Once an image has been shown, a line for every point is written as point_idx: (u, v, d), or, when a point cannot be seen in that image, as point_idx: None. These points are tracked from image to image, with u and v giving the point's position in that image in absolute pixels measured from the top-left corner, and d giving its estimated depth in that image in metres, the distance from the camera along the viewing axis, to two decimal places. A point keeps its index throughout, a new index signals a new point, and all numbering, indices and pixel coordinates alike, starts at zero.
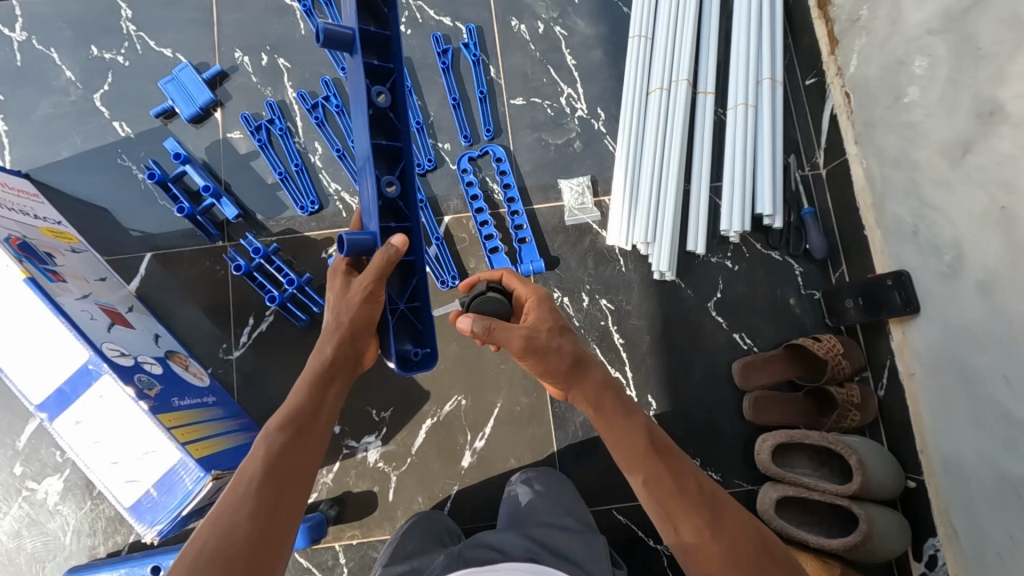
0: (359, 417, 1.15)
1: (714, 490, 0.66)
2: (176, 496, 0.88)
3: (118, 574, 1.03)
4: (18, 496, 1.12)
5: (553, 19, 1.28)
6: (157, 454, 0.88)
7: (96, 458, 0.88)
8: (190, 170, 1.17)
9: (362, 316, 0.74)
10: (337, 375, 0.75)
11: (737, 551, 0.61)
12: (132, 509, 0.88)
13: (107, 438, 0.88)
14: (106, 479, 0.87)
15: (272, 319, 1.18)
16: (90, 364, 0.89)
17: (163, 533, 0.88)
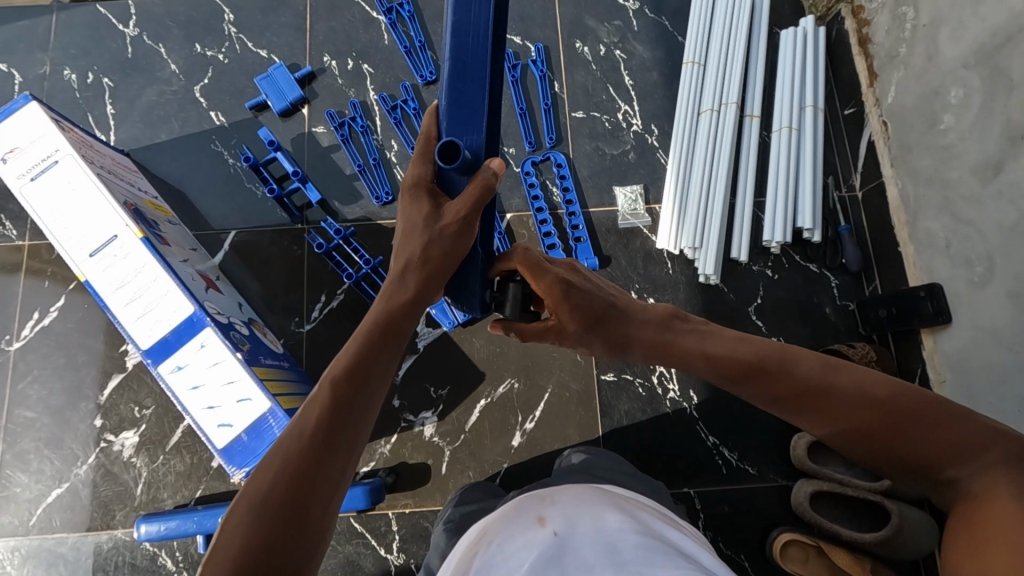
0: (418, 393, 1.23)
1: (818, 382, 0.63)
2: (263, 442, 0.98)
3: (187, 524, 1.08)
4: (95, 447, 1.20)
5: (614, 43, 1.42)
6: (250, 403, 0.98)
7: (195, 402, 0.97)
8: (281, 157, 1.28)
9: (449, 246, 0.72)
10: (408, 317, 0.71)
11: (858, 429, 0.60)
12: (223, 451, 0.98)
13: (205, 385, 0.98)
14: (203, 422, 0.97)
15: (343, 297, 1.27)
16: (195, 316, 0.98)
17: (249, 475, 0.99)
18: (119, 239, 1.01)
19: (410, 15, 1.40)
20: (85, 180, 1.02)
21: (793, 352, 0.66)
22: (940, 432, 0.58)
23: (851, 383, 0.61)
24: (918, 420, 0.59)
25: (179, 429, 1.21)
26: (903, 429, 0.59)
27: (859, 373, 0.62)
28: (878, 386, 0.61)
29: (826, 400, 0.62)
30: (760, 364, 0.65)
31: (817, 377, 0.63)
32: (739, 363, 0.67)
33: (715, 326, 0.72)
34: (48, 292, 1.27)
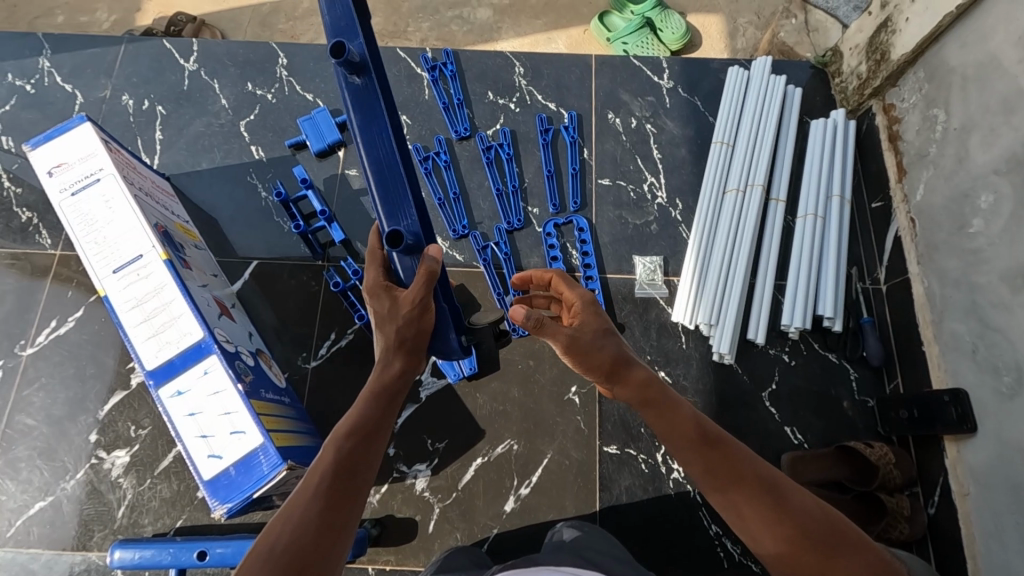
0: (415, 444, 1.20)
1: (774, 476, 0.65)
2: (250, 478, 0.95)
3: (160, 555, 1.05)
4: (86, 462, 1.19)
5: (645, 118, 1.45)
6: (244, 437, 0.96)
7: (188, 429, 0.96)
8: (311, 195, 1.32)
9: (417, 328, 0.77)
10: (397, 388, 0.75)
11: (791, 548, 0.61)
12: (208, 483, 0.95)
13: (203, 412, 0.97)
14: (193, 451, 0.96)
15: (353, 337, 1.27)
16: (203, 342, 0.99)
17: (230, 511, 0.96)
18: (144, 259, 1.03)
19: (452, 75, 1.47)
20: (122, 199, 1.06)
21: (748, 451, 0.67)
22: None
23: (799, 501, 0.64)
24: (853, 555, 0.61)
25: (171, 454, 1.19)
26: (830, 559, 0.61)
27: (810, 495, 0.65)
28: (827, 517, 0.63)
29: (782, 495, 0.63)
30: (724, 445, 0.67)
31: (766, 475, 0.65)
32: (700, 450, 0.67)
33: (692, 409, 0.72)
34: (70, 302, 1.30)
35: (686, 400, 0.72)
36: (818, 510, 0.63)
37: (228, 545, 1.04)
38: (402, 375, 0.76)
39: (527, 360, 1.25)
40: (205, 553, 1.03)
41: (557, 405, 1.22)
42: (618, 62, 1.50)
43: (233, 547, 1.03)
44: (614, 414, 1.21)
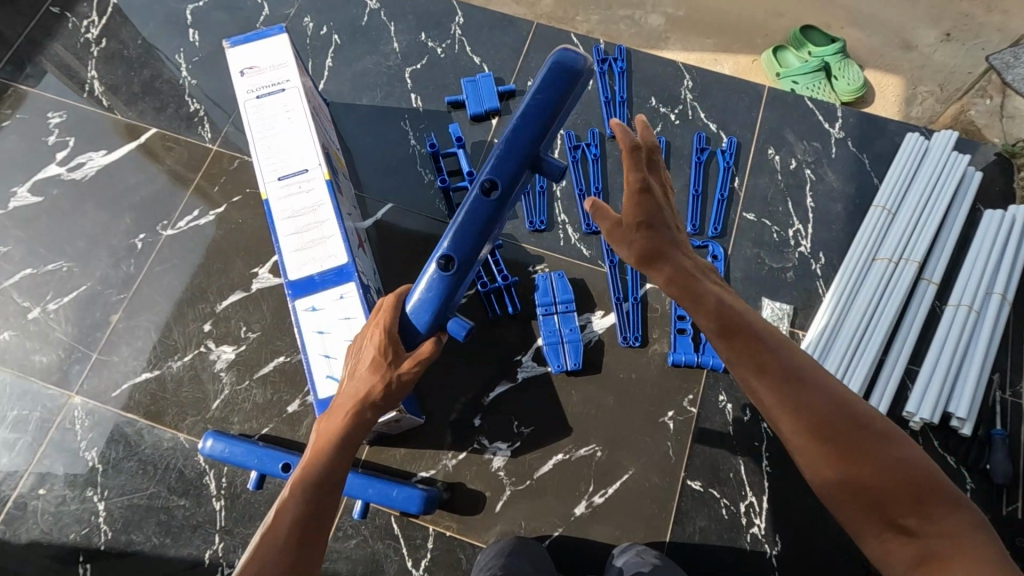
0: (501, 421, 1.19)
1: (803, 367, 0.72)
2: None
3: (247, 457, 1.09)
4: (195, 348, 1.24)
5: (807, 162, 1.40)
6: None
7: (314, 346, 0.98)
8: (461, 154, 1.34)
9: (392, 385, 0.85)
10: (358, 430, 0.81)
11: (814, 432, 0.69)
12: (319, 402, 0.97)
13: (331, 333, 0.99)
14: (314, 367, 0.98)
15: (466, 301, 1.27)
16: (346, 268, 1.01)
17: None
18: (309, 175, 1.07)
19: (621, 72, 1.46)
20: (302, 113, 1.10)
21: (778, 341, 0.74)
22: (905, 477, 0.65)
23: (838, 401, 0.69)
24: (882, 447, 0.67)
25: (272, 363, 1.23)
26: (852, 446, 0.67)
27: (832, 382, 0.71)
28: (846, 402, 0.69)
29: (802, 386, 0.71)
30: (744, 338, 0.75)
31: (799, 369, 0.72)
32: (734, 345, 0.76)
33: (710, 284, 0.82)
34: (215, 196, 1.36)
35: (710, 291, 0.80)
36: (834, 394, 0.70)
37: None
38: (367, 420, 0.82)
39: (629, 372, 1.23)
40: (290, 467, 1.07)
41: (649, 424, 1.19)
42: (791, 99, 1.45)
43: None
44: (705, 451, 1.17)
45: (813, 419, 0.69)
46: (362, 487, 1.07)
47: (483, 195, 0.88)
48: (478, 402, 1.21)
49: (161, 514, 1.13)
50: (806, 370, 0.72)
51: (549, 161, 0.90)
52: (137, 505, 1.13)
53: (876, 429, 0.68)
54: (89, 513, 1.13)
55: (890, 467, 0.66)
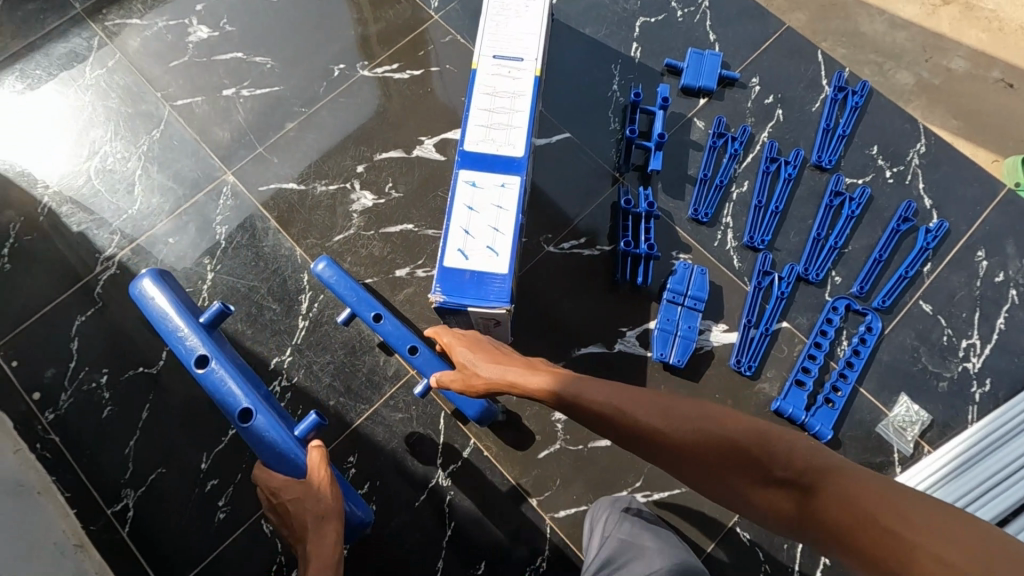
0: (580, 380, 1.15)
1: (617, 402, 0.69)
2: (475, 293, 0.92)
3: (348, 292, 1.08)
4: (341, 183, 1.28)
5: (1016, 282, 1.22)
6: (494, 256, 0.94)
7: (459, 216, 0.95)
8: (659, 116, 1.28)
9: (325, 505, 0.80)
10: (325, 543, 0.76)
11: (668, 456, 0.66)
12: (442, 268, 0.93)
13: (480, 213, 0.96)
14: (450, 235, 0.94)
15: (597, 254, 1.24)
16: (518, 161, 0.99)
17: (440, 305, 0.92)
18: (522, 64, 1.06)
19: (853, 107, 1.33)
20: (539, 9, 1.10)
21: (577, 383, 0.72)
22: (712, 430, 0.64)
23: (631, 403, 0.68)
24: (711, 423, 0.64)
25: (400, 226, 1.25)
26: (701, 447, 0.64)
27: (638, 396, 0.69)
28: (657, 411, 0.66)
29: (637, 425, 0.67)
30: (572, 398, 0.72)
31: (602, 405, 0.70)
32: (490, 380, 0.82)
33: (517, 365, 0.81)
34: (416, 59, 1.39)
35: (530, 373, 0.78)
36: (651, 411, 0.67)
37: (394, 330, 1.06)
38: (334, 544, 0.77)
39: (726, 397, 1.14)
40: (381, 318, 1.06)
41: None
42: None
43: (398, 336, 1.06)
44: None
45: (656, 445, 0.66)
46: (435, 371, 1.06)
47: (201, 369, 0.88)
48: (566, 351, 1.17)
49: (252, 307, 1.19)
50: (591, 392, 0.71)
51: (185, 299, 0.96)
52: (237, 290, 1.20)
53: (699, 435, 0.63)
54: (198, 278, 1.21)
55: (735, 443, 0.62)
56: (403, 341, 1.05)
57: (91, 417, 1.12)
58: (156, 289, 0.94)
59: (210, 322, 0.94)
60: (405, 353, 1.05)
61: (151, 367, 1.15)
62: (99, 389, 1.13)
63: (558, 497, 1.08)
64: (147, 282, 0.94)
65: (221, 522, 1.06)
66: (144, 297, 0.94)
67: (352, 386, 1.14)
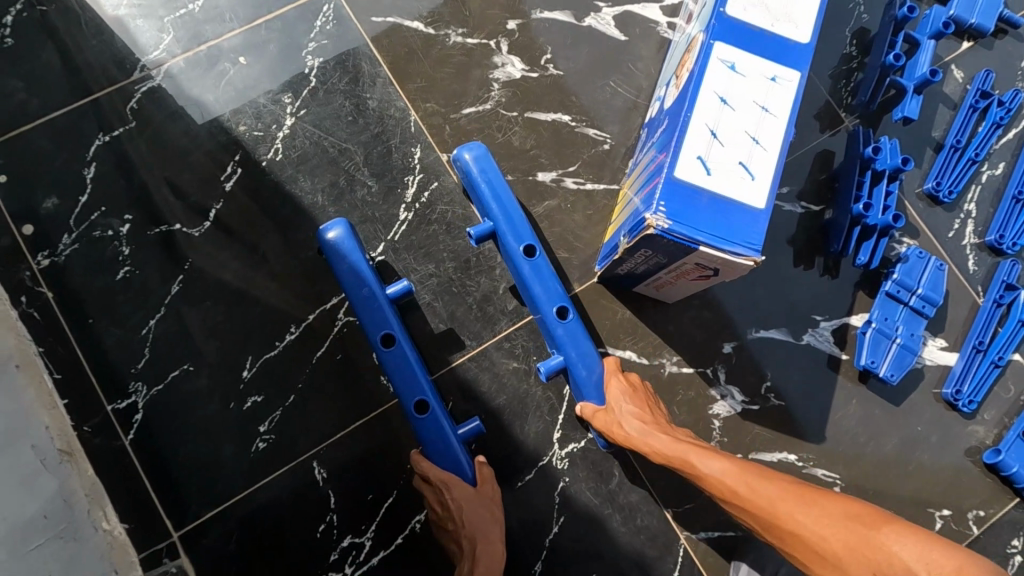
0: (751, 370, 0.88)
1: (728, 479, 0.65)
2: (711, 226, 0.62)
3: (492, 206, 0.77)
4: (483, 38, 0.93)
5: None
6: (747, 179, 0.63)
7: (706, 110, 0.64)
8: (927, 50, 0.92)
9: (493, 520, 0.74)
10: (494, 554, 0.73)
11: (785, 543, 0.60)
12: (669, 180, 0.62)
13: (734, 111, 0.64)
14: (688, 134, 0.63)
15: (799, 214, 0.93)
16: (797, 49, 0.67)
17: (655, 233, 0.63)
18: None
19: None
20: None
21: (683, 446, 0.70)
22: (863, 543, 0.54)
23: (738, 482, 0.64)
24: (856, 527, 0.55)
25: (552, 116, 0.92)
26: (839, 545, 0.56)
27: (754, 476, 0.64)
28: (770, 495, 0.62)
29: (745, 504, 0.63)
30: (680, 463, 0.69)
31: (716, 479, 0.66)
32: (658, 451, 0.71)
33: (626, 412, 0.74)
34: None
35: (634, 422, 0.73)
36: (755, 487, 0.63)
37: (545, 280, 0.76)
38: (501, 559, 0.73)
39: (928, 433, 0.89)
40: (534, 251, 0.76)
41: (912, 505, 0.86)
42: None
43: (547, 290, 0.76)
44: None
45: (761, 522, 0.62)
46: (578, 354, 0.76)
47: (387, 348, 0.73)
48: (740, 331, 0.89)
49: (340, 178, 0.87)
50: (712, 468, 0.66)
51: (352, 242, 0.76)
52: (322, 150, 0.87)
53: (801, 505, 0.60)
54: (271, 121, 0.87)
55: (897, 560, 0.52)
56: (551, 299, 0.76)
57: (102, 276, 0.81)
58: (351, 245, 0.75)
59: (395, 297, 0.76)
60: (549, 315, 0.76)
61: (191, 227, 0.83)
62: (116, 241, 0.82)
63: (700, 513, 0.83)
64: (334, 238, 0.75)
65: (259, 455, 0.78)
66: (337, 250, 0.75)
67: (458, 313, 0.85)
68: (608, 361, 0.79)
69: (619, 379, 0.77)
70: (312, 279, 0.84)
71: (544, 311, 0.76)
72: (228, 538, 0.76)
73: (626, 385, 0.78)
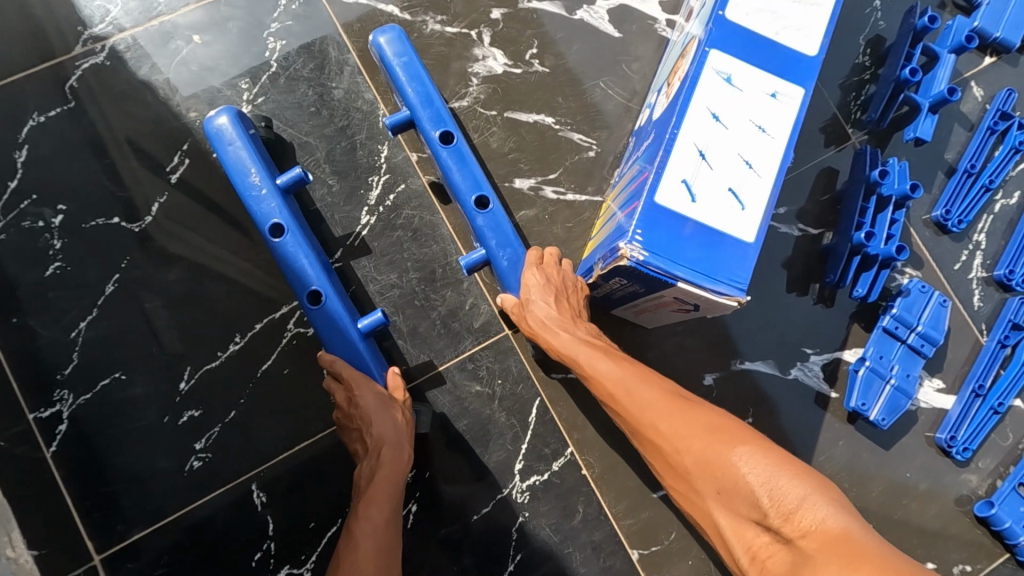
0: (732, 405, 0.82)
1: (607, 382, 0.62)
2: (693, 260, 0.55)
3: (406, 97, 0.72)
4: (464, 27, 0.85)
5: None
6: (738, 209, 0.56)
7: (696, 128, 0.57)
8: (946, 66, 0.85)
9: (399, 426, 0.68)
10: (391, 451, 0.67)
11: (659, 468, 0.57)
12: (649, 206, 0.55)
13: (727, 131, 0.57)
14: (674, 155, 0.56)
15: (796, 237, 0.86)
16: (803, 62, 0.59)
17: (630, 264, 0.56)
18: None
19: None
20: None
21: (570, 341, 0.66)
22: (711, 452, 0.51)
23: (619, 387, 0.61)
24: (705, 435, 0.53)
25: (534, 117, 0.84)
26: (685, 449, 0.53)
27: (627, 377, 0.61)
28: (638, 400, 0.59)
29: (618, 402, 0.61)
30: (564, 352, 0.66)
31: (606, 395, 0.62)
32: (555, 347, 0.67)
33: (529, 305, 0.69)
34: None
35: (534, 309, 0.69)
36: (627, 394, 0.60)
37: (465, 165, 0.71)
38: (398, 450, 0.67)
39: (917, 481, 0.83)
40: (449, 137, 0.71)
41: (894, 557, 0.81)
42: None
43: (466, 176, 0.71)
44: None
45: (628, 411, 0.60)
46: (498, 244, 0.72)
47: (276, 238, 0.68)
48: (723, 362, 0.82)
49: None
50: (597, 367, 0.63)
51: (243, 123, 0.70)
52: (280, 143, 0.80)
53: (669, 414, 0.56)
54: None
55: (733, 479, 0.49)
56: (470, 187, 0.71)
57: (31, 271, 0.74)
58: (238, 133, 0.69)
59: (287, 187, 0.70)
60: (466, 204, 0.71)
61: (131, 222, 0.76)
62: (47, 233, 0.75)
63: (668, 558, 0.77)
64: (222, 122, 0.69)
65: (193, 474, 0.72)
66: (220, 138, 0.69)
67: (419, 329, 0.78)
68: (531, 250, 0.72)
69: (535, 260, 0.71)
70: (261, 285, 0.77)
71: (462, 201, 0.71)
72: (155, 563, 0.71)
73: (539, 265, 0.71)
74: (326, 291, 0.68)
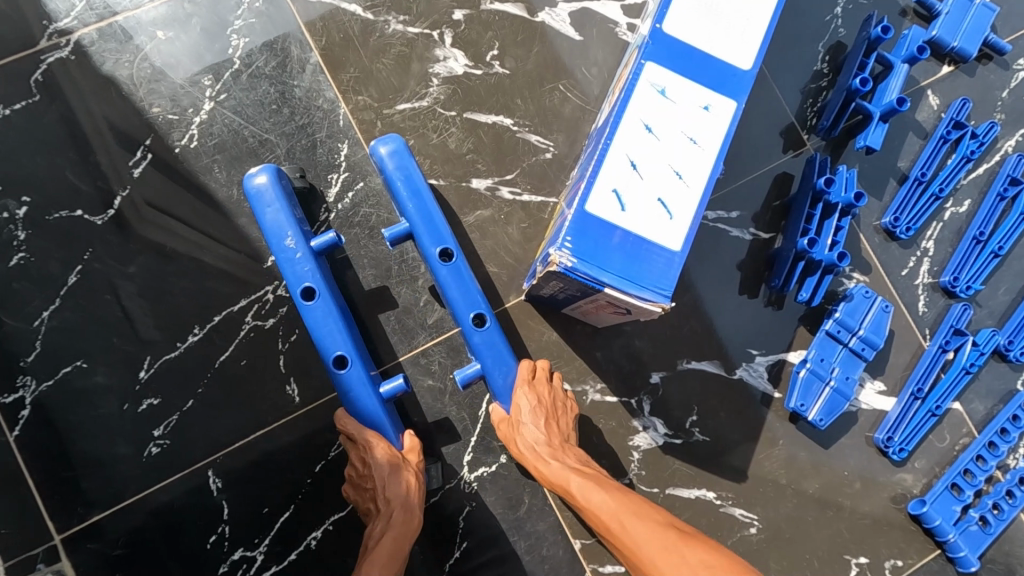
0: (678, 403, 0.85)
1: (602, 509, 0.63)
2: (621, 267, 0.58)
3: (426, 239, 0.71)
4: (426, 28, 0.86)
5: None
6: (665, 219, 0.58)
7: (628, 139, 0.58)
8: (899, 76, 0.86)
9: (409, 493, 0.70)
10: (398, 516, 0.69)
11: None
12: (580, 215, 0.57)
13: (659, 142, 0.59)
14: (606, 164, 0.58)
15: (748, 241, 0.88)
16: (737, 76, 0.61)
17: (562, 270, 0.59)
18: None
19: None
20: None
21: (569, 476, 0.68)
22: None
23: (613, 514, 0.62)
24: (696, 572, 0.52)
25: (493, 118, 0.86)
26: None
27: (623, 507, 0.62)
28: (635, 532, 0.59)
29: (613, 534, 0.61)
30: (560, 482, 0.68)
31: (598, 516, 0.63)
32: (547, 476, 0.69)
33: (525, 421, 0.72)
34: None
35: (528, 439, 0.71)
36: (622, 518, 0.61)
37: (498, 356, 0.72)
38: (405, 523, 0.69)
39: (854, 479, 0.86)
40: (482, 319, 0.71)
41: (828, 551, 0.84)
42: None
43: (501, 370, 0.72)
44: None
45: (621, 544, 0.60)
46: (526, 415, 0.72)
47: (309, 302, 0.68)
48: (670, 361, 0.85)
49: None
50: (592, 498, 0.64)
51: (280, 186, 0.71)
52: (242, 140, 0.82)
53: (661, 541, 0.57)
54: (188, 104, 0.81)
55: None
56: (469, 306, 0.70)
57: None
58: (277, 195, 0.70)
59: (320, 250, 0.71)
60: (500, 393, 0.73)
61: (93, 215, 0.78)
62: (11, 224, 0.77)
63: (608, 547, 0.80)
64: (261, 181, 0.70)
65: (151, 460, 0.75)
66: (260, 198, 0.70)
67: (373, 324, 0.80)
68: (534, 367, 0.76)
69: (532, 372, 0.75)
70: (220, 279, 0.79)
71: (461, 318, 0.71)
72: (114, 544, 0.74)
73: (542, 384, 0.75)
74: (369, 394, 0.69)
